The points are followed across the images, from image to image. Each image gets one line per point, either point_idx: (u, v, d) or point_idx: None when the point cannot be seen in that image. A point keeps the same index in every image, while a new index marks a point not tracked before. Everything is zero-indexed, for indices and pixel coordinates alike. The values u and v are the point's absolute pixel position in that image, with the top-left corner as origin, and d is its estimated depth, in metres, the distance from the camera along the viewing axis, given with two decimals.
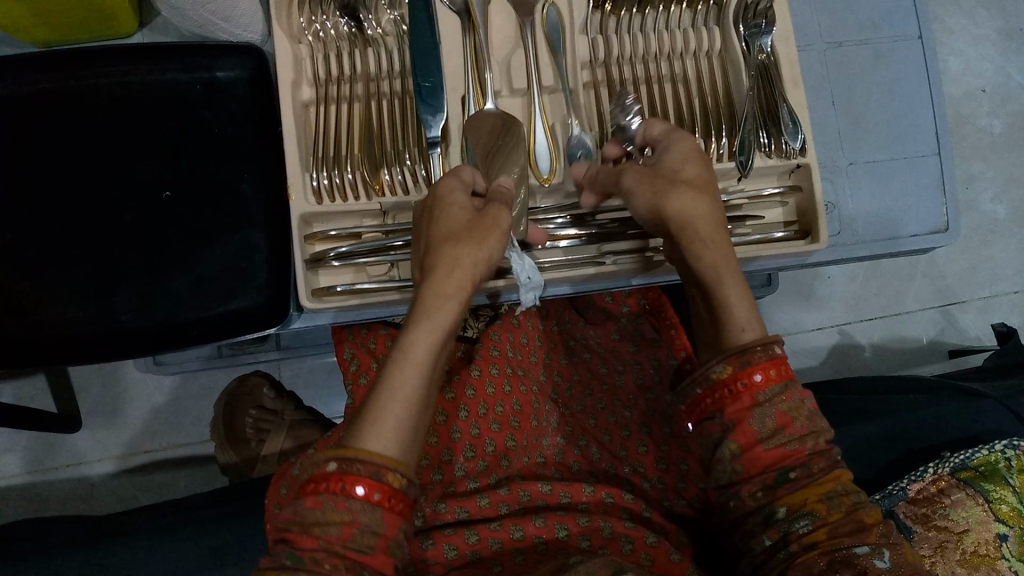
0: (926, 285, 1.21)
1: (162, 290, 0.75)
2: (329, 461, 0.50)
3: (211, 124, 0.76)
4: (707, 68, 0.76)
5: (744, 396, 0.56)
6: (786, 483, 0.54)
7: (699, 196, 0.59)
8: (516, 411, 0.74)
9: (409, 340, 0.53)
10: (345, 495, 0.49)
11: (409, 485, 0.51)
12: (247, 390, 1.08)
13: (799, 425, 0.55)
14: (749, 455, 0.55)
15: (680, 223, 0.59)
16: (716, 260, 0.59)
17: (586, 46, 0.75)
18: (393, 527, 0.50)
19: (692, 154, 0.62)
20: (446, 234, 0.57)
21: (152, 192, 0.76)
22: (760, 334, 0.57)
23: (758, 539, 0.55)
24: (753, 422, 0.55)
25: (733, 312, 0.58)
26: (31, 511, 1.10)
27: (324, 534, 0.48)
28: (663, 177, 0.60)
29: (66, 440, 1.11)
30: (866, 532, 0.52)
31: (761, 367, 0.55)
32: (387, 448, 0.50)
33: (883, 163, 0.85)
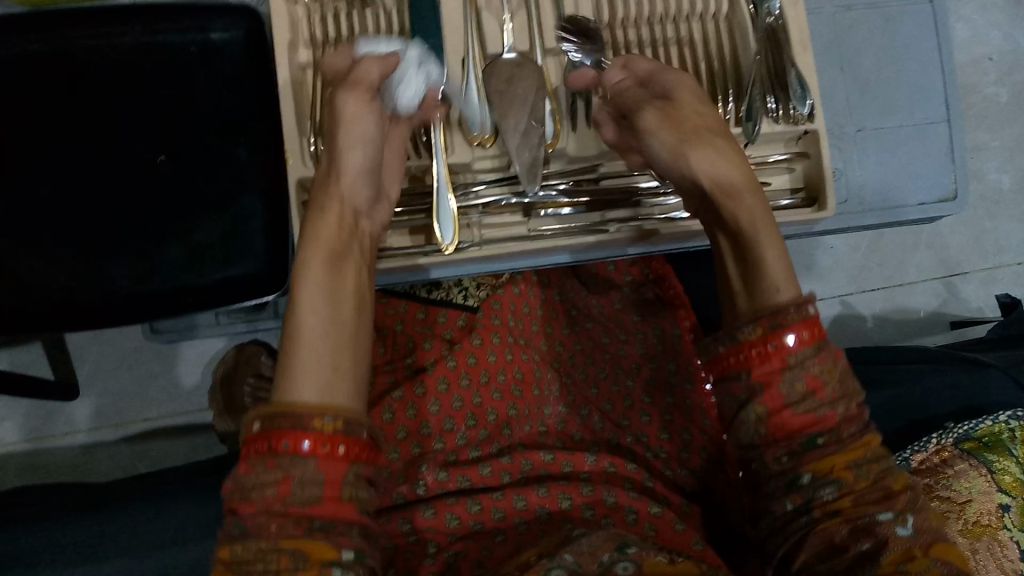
0: (929, 256, 1.21)
1: (160, 257, 0.73)
2: (253, 424, 0.49)
3: (207, 87, 0.74)
4: (713, 32, 0.74)
5: (774, 357, 0.53)
6: (813, 448, 0.52)
7: (727, 153, 0.60)
8: (519, 380, 0.74)
9: (303, 280, 0.55)
10: (273, 452, 0.47)
11: (349, 427, 0.49)
12: (245, 359, 1.08)
13: (829, 390, 0.53)
14: (777, 419, 0.53)
15: (712, 183, 0.59)
16: (754, 215, 0.58)
17: (589, 8, 0.73)
18: (341, 473, 0.48)
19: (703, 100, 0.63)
20: (329, 180, 0.60)
21: (148, 157, 0.74)
22: (794, 294, 0.55)
23: (779, 502, 0.53)
24: (781, 386, 0.53)
25: (769, 271, 0.56)
26: (32, 479, 1.10)
27: (260, 497, 0.47)
28: (687, 124, 0.61)
29: (65, 409, 1.11)
30: (892, 499, 0.51)
31: (793, 328, 0.53)
32: (313, 387, 0.50)
33: (892, 129, 0.84)
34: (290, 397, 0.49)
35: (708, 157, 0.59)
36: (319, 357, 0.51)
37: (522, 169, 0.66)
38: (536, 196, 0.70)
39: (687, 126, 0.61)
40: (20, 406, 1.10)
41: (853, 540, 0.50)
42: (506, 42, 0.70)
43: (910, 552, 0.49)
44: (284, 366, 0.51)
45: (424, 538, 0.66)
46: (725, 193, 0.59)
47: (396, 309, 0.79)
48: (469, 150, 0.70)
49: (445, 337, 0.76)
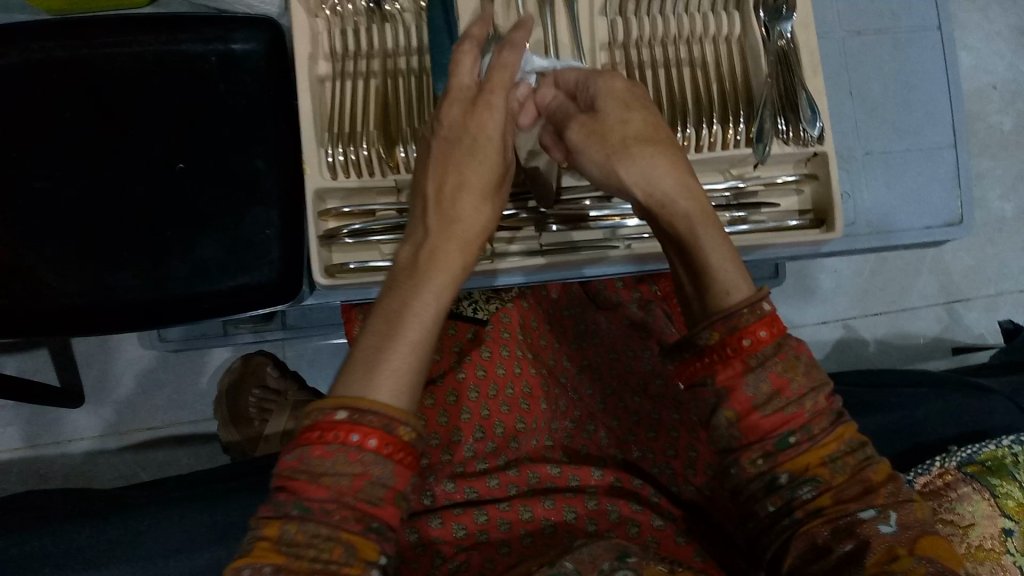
0: (931, 281, 1.21)
1: (174, 264, 0.74)
2: (338, 409, 0.46)
3: (226, 97, 0.75)
4: (726, 54, 0.75)
5: (735, 361, 0.50)
6: (786, 448, 0.49)
7: (659, 153, 0.55)
8: (526, 393, 0.74)
9: (417, 292, 0.52)
10: (356, 447, 0.46)
11: (418, 436, 0.48)
12: (252, 369, 1.09)
13: (795, 386, 0.50)
14: (747, 422, 0.50)
15: (645, 195, 0.55)
16: (692, 214, 0.53)
17: (604, 28, 0.74)
18: (403, 479, 0.47)
19: (631, 98, 0.58)
20: (463, 182, 0.56)
21: (165, 164, 0.75)
22: (748, 292, 0.51)
23: (761, 505, 0.51)
24: (746, 389, 0.49)
25: (717, 272, 0.52)
26: (32, 484, 1.10)
27: (335, 484, 0.45)
28: (611, 136, 0.57)
29: (69, 415, 1.11)
30: (873, 493, 0.49)
31: (753, 329, 0.50)
32: (399, 391, 0.48)
33: (898, 153, 0.85)
34: (379, 395, 0.47)
35: (641, 169, 0.55)
36: (411, 361, 0.49)
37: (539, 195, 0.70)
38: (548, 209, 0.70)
39: (613, 139, 0.56)
40: (25, 411, 1.11)
41: (835, 542, 0.48)
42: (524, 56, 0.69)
43: (895, 551, 0.47)
44: (374, 357, 0.49)
45: (431, 549, 0.66)
46: (663, 201, 0.55)
47: None
48: None
49: (454, 349, 0.78)
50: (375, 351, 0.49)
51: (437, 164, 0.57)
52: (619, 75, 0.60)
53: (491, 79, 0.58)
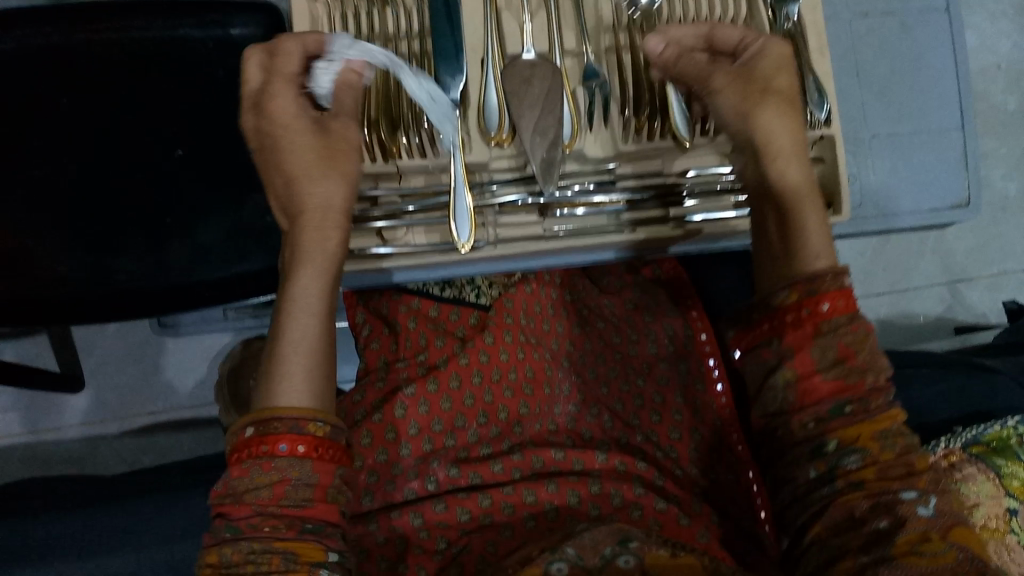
0: (934, 262, 1.21)
1: (174, 250, 0.74)
2: (246, 428, 0.52)
3: (225, 83, 0.74)
4: None
5: (808, 323, 0.55)
6: (840, 416, 0.53)
7: (789, 115, 0.61)
8: (529, 378, 0.74)
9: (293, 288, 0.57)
10: (269, 456, 0.50)
11: (334, 431, 0.53)
12: (251, 354, 1.08)
13: (861, 359, 0.54)
14: (807, 384, 0.54)
15: (764, 136, 0.61)
16: (798, 178, 0.60)
17: (609, 9, 0.72)
18: (327, 476, 0.52)
19: (786, 64, 0.62)
20: (305, 170, 0.58)
21: (164, 150, 0.74)
22: (829, 263, 0.58)
23: (802, 470, 0.55)
24: (812, 351, 0.54)
25: (809, 237, 0.58)
26: (36, 469, 1.13)
27: (256, 498, 0.50)
28: (757, 82, 0.62)
29: (69, 400, 1.14)
30: (915, 476, 0.53)
31: (830, 296, 0.55)
32: (302, 394, 0.54)
33: (906, 135, 0.84)
34: (284, 403, 0.53)
35: (769, 117, 0.61)
36: (307, 364, 0.55)
37: (534, 170, 0.67)
38: (552, 196, 0.70)
39: (754, 87, 0.62)
40: (26, 396, 1.14)
41: (872, 516, 0.51)
42: (527, 42, 0.70)
43: (927, 534, 0.50)
44: (273, 367, 0.54)
45: (435, 534, 0.66)
46: (776, 154, 0.60)
47: (409, 305, 0.77)
48: (486, 149, 0.70)
49: (456, 334, 0.76)
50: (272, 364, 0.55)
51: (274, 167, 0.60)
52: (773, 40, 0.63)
53: (277, 71, 0.60)
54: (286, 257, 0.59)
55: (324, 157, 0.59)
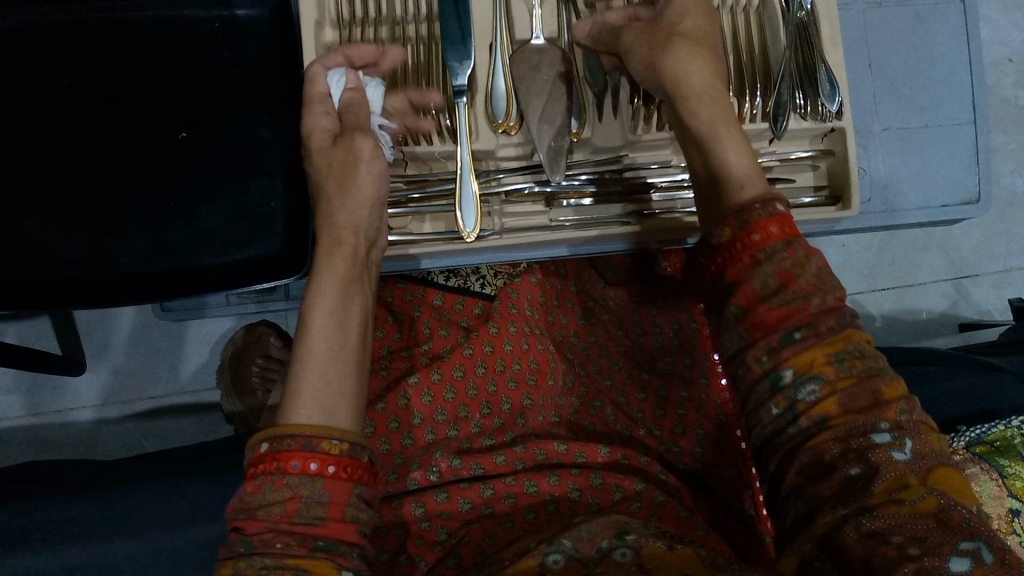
0: (940, 258, 1.20)
1: (176, 235, 0.72)
2: (261, 443, 0.50)
3: (229, 64, 0.72)
4: (743, 25, 0.73)
5: (744, 256, 0.52)
6: (791, 344, 0.49)
7: (698, 51, 0.61)
8: (533, 369, 0.73)
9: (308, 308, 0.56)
10: (280, 473, 0.49)
11: (352, 448, 0.51)
12: (254, 339, 1.11)
13: (804, 282, 0.50)
14: (754, 316, 0.51)
15: (674, 81, 0.61)
16: (713, 115, 0.59)
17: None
18: (342, 494, 0.49)
19: (694, 7, 0.64)
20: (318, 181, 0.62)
21: (167, 132, 0.72)
22: (761, 190, 0.55)
23: (765, 409, 0.51)
24: (754, 281, 0.51)
25: (733, 171, 0.56)
26: (37, 452, 1.15)
27: (267, 515, 0.47)
28: (660, 32, 0.63)
29: (71, 383, 1.16)
30: (883, 407, 0.48)
31: (763, 223, 0.52)
32: (315, 409, 0.52)
33: (917, 129, 0.84)
34: (294, 419, 0.51)
35: (675, 56, 0.61)
36: (321, 379, 0.53)
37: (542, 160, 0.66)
38: (558, 186, 0.69)
39: (658, 34, 0.63)
40: (29, 378, 1.16)
41: (843, 461, 0.47)
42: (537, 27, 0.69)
43: (905, 480, 0.46)
44: (288, 389, 0.53)
45: (436, 525, 0.66)
46: (688, 94, 0.60)
47: (412, 294, 0.77)
48: (494, 137, 0.70)
49: (460, 324, 0.76)
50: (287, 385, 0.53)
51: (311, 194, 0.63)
52: None
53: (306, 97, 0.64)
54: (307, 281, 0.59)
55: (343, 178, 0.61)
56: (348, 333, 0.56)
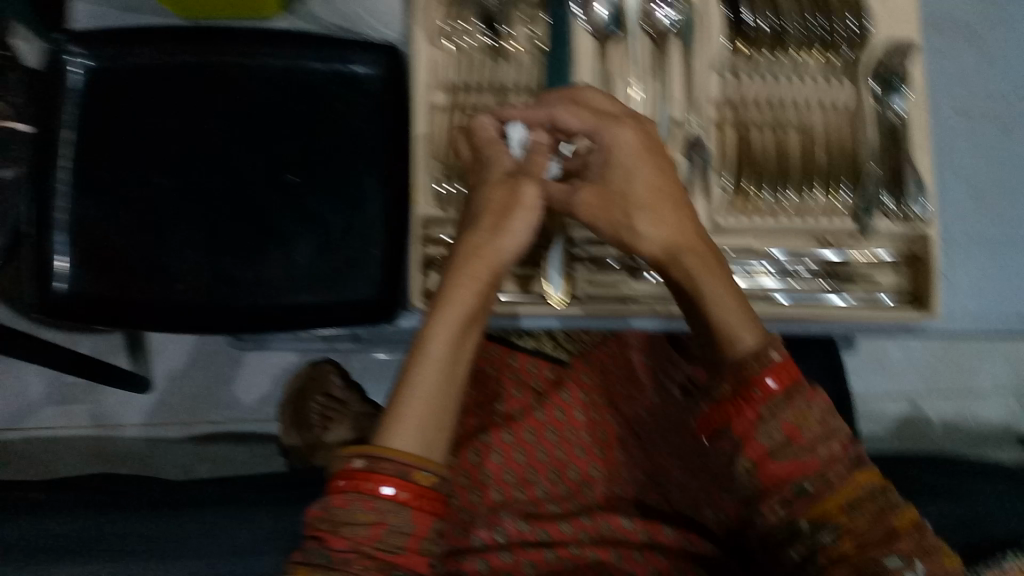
0: (1006, 369, 1.19)
1: (271, 270, 0.74)
2: (356, 458, 0.51)
3: (342, 115, 0.75)
4: (835, 122, 0.74)
5: (747, 410, 0.51)
6: (804, 495, 0.50)
7: (655, 219, 0.59)
8: (602, 441, 0.74)
9: (432, 329, 0.56)
10: (371, 495, 0.50)
11: (440, 483, 0.52)
12: (317, 377, 1.13)
13: (809, 434, 0.51)
14: (763, 471, 0.51)
15: (651, 253, 0.60)
16: (691, 272, 0.58)
17: (717, 83, 0.73)
18: (423, 527, 0.51)
19: (642, 148, 0.61)
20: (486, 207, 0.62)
21: (275, 172, 0.75)
22: (757, 338, 0.54)
23: (786, 551, 0.52)
24: (761, 438, 0.51)
25: (722, 327, 0.55)
26: (94, 464, 1.17)
27: (352, 534, 0.49)
28: (613, 201, 0.61)
29: (137, 400, 1.19)
30: (897, 540, 0.49)
31: (761, 378, 0.52)
32: (417, 438, 0.52)
33: (999, 240, 0.84)
34: (396, 444, 0.52)
35: (637, 229, 0.60)
36: (427, 409, 0.53)
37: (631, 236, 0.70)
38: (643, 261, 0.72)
39: (616, 206, 0.61)
40: (98, 391, 1.20)
41: None
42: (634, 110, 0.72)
43: None
44: (391, 409, 0.53)
45: None
46: (669, 257, 0.59)
47: (488, 351, 0.79)
48: None
49: (534, 387, 0.78)
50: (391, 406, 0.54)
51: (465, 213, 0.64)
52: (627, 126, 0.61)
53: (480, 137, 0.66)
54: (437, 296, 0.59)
55: (500, 213, 0.61)
56: (456, 370, 0.56)
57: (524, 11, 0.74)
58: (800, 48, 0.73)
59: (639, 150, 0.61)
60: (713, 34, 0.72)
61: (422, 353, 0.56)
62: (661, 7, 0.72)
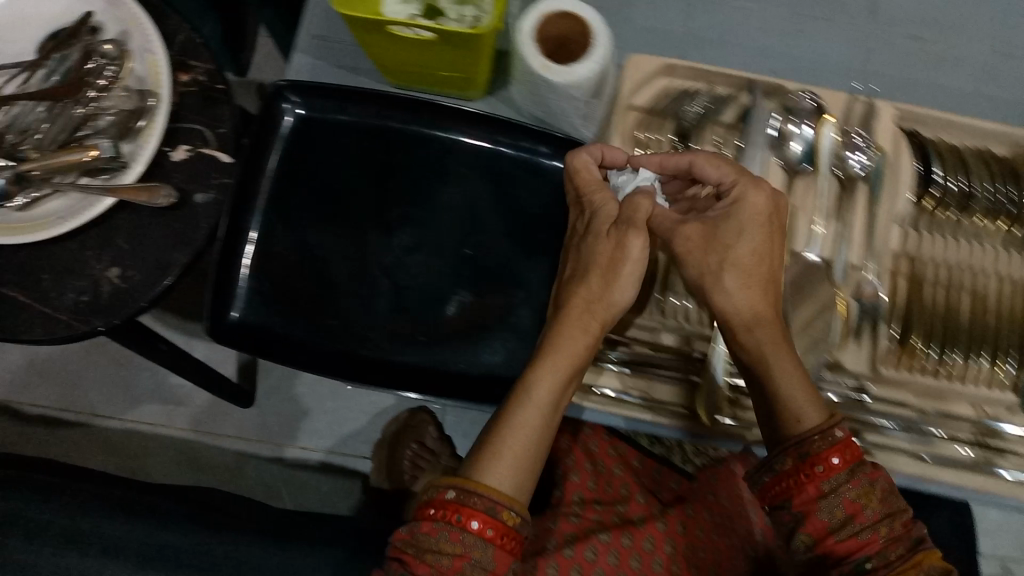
0: None
1: (425, 335, 0.76)
2: (448, 490, 0.58)
3: (521, 202, 0.78)
4: (1005, 291, 0.73)
5: (809, 486, 0.58)
6: (863, 572, 0.56)
7: (748, 286, 0.66)
8: (716, 562, 0.75)
9: (534, 378, 0.64)
10: (459, 527, 0.56)
11: (521, 524, 0.58)
12: (414, 424, 1.15)
13: (869, 512, 0.57)
14: (821, 546, 0.58)
15: (726, 319, 0.66)
16: (762, 344, 0.64)
17: (897, 237, 0.73)
18: (502, 565, 0.56)
19: (762, 218, 0.66)
20: (587, 266, 0.68)
21: (446, 242, 0.78)
22: (820, 418, 0.60)
23: None
24: (821, 514, 0.58)
25: (791, 402, 0.61)
26: (185, 467, 1.21)
27: (436, 563, 0.55)
28: (718, 248, 0.67)
29: (236, 413, 1.22)
30: None
31: (824, 457, 0.58)
32: (508, 479, 0.59)
33: None
34: (488, 480, 0.58)
35: (726, 290, 0.66)
36: (519, 451, 0.60)
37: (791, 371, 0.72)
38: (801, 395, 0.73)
39: (712, 260, 0.67)
40: (201, 399, 1.23)
41: None
42: (816, 244, 0.72)
43: None
44: (490, 447, 0.60)
45: None
46: (745, 327, 0.65)
47: (616, 449, 0.85)
48: None
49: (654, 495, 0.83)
50: (488, 446, 0.61)
51: (572, 265, 0.71)
52: (767, 188, 0.66)
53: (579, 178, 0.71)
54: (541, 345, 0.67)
55: (605, 279, 0.67)
56: (556, 412, 0.64)
57: (716, 132, 0.75)
58: (981, 215, 0.74)
59: (748, 219, 0.66)
60: (902, 187, 0.73)
61: (523, 395, 0.63)
62: (855, 155, 0.73)
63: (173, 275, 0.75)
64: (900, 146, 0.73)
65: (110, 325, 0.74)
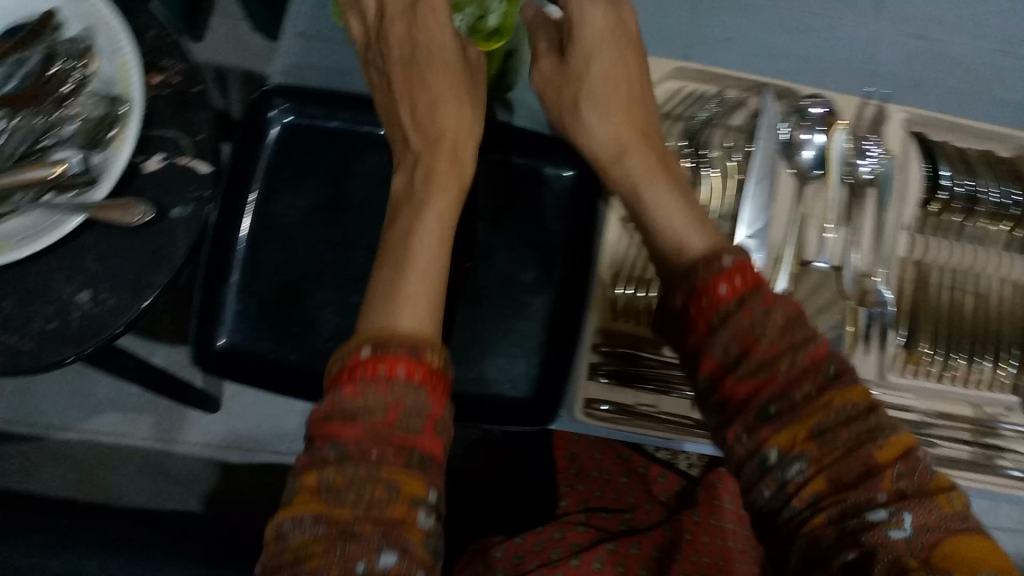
0: None
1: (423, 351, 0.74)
2: (363, 346, 0.50)
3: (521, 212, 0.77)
4: (1006, 294, 0.74)
5: (699, 321, 0.52)
6: (767, 421, 0.48)
7: (606, 117, 0.67)
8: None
9: (425, 207, 0.62)
10: (384, 378, 0.48)
11: (446, 365, 0.51)
12: None
13: (766, 343, 0.49)
14: (724, 389, 0.50)
15: (586, 140, 0.68)
16: (637, 166, 0.63)
17: (905, 243, 0.73)
18: (437, 407, 0.48)
19: (617, 61, 0.68)
20: (438, 95, 0.67)
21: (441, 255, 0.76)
22: (707, 242, 0.56)
23: (758, 491, 0.48)
24: (715, 349, 0.51)
25: (661, 213, 0.59)
26: (149, 477, 1.14)
27: (368, 420, 0.46)
28: (569, 87, 0.68)
29: (201, 418, 1.16)
30: (876, 477, 0.44)
31: (711, 284, 0.52)
32: (414, 316, 0.53)
33: None
34: (399, 321, 0.52)
35: (585, 121, 0.67)
36: (416, 283, 0.56)
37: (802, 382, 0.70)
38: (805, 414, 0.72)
39: (567, 93, 0.69)
40: (161, 404, 1.16)
41: (839, 548, 0.44)
42: (824, 252, 0.73)
43: (901, 563, 0.42)
44: (394, 294, 0.55)
45: None
46: (610, 158, 0.66)
47: (623, 456, 0.92)
48: None
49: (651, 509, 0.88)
50: (383, 285, 0.57)
51: (409, 94, 0.68)
52: (618, 9, 0.69)
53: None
54: (415, 175, 0.65)
55: (468, 87, 0.68)
56: (447, 230, 0.62)
57: (723, 136, 0.73)
58: (986, 219, 0.73)
59: (593, 38, 0.68)
60: (909, 192, 0.73)
61: (412, 233, 0.60)
62: (865, 160, 0.72)
63: (152, 298, 0.68)
64: (909, 150, 0.74)
65: (81, 354, 0.67)
